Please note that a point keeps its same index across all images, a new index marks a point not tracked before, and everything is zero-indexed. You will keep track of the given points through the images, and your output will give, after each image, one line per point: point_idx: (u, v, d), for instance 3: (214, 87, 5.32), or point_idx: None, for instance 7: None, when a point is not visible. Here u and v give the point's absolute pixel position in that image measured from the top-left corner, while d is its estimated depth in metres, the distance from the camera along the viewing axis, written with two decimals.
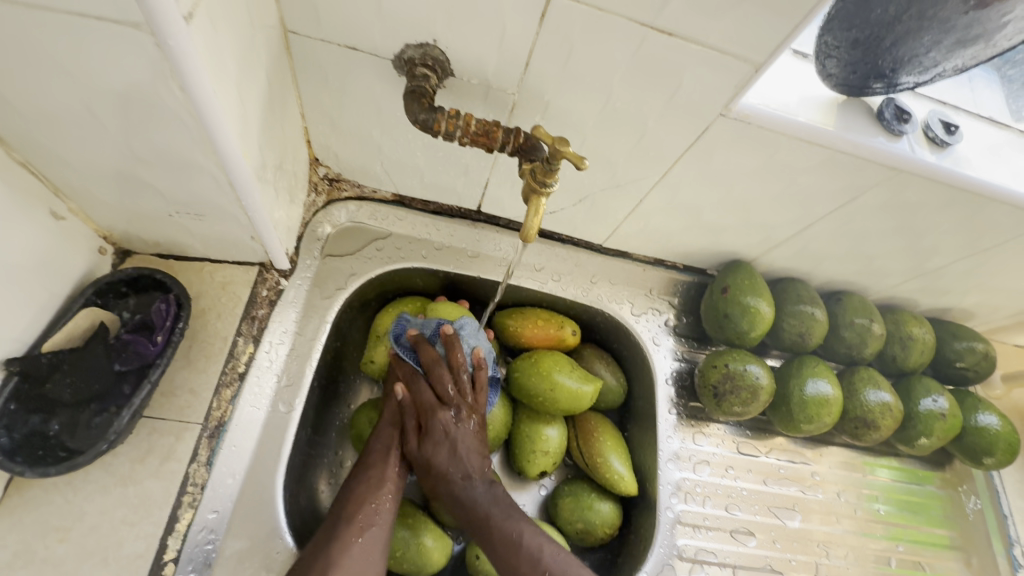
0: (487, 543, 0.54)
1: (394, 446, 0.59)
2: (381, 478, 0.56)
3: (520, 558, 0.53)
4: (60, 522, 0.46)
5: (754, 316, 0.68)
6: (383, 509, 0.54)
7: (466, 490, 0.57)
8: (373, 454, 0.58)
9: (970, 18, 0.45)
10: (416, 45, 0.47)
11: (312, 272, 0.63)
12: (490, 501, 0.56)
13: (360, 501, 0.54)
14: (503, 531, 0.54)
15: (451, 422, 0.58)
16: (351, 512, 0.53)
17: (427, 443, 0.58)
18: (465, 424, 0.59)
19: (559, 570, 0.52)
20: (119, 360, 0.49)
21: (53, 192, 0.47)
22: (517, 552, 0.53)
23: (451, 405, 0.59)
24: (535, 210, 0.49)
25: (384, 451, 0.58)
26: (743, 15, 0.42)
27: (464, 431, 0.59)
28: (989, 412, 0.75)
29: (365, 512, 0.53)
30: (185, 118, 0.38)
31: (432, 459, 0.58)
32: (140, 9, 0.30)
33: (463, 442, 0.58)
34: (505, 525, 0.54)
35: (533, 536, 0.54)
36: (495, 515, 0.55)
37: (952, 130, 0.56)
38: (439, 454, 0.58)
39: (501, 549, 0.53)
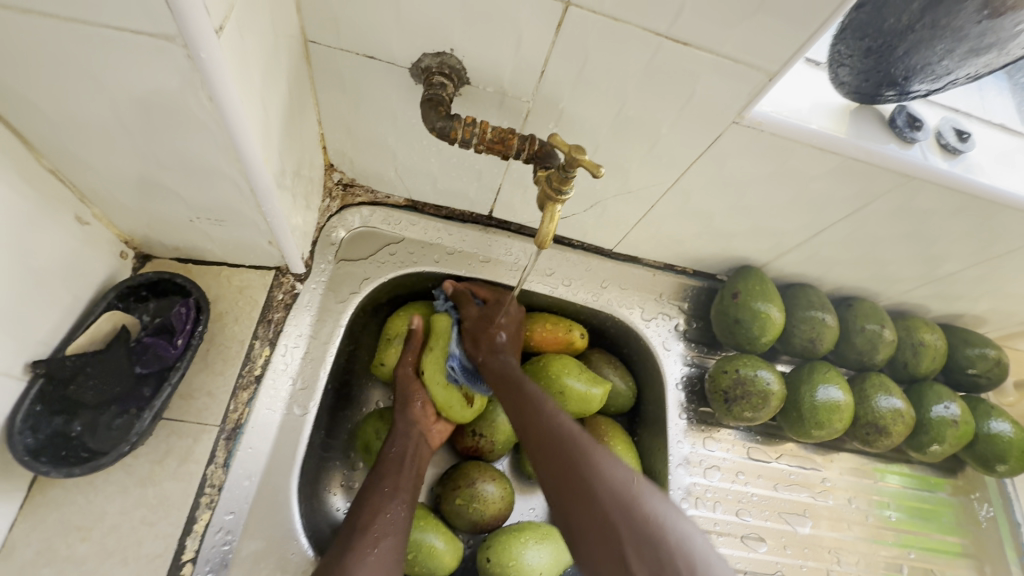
0: (538, 444, 0.55)
1: (407, 454, 0.60)
2: (396, 487, 0.57)
3: (573, 445, 0.53)
4: (81, 521, 0.47)
5: (764, 321, 0.68)
6: (398, 518, 0.55)
7: (502, 363, 0.62)
8: (387, 462, 0.59)
9: (983, 28, 0.45)
10: (434, 54, 0.48)
11: (326, 276, 0.64)
12: (523, 373, 0.61)
13: (375, 510, 0.54)
14: (531, 396, 0.58)
15: (512, 309, 0.66)
16: (366, 522, 0.53)
17: (489, 309, 0.65)
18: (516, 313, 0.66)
19: (609, 471, 0.51)
20: (140, 362, 0.50)
21: (79, 197, 0.48)
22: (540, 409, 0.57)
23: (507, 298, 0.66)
24: (550, 217, 0.49)
25: (398, 459, 0.59)
26: (758, 25, 0.42)
27: (514, 316, 0.66)
28: (1001, 419, 0.75)
29: (379, 522, 0.53)
30: (210, 126, 0.39)
31: (487, 327, 0.63)
32: (175, 23, 0.31)
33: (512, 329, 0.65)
34: (557, 415, 0.56)
35: (585, 439, 0.54)
36: (545, 405, 0.57)
37: (964, 137, 0.56)
38: (496, 328, 0.64)
39: (552, 441, 0.54)
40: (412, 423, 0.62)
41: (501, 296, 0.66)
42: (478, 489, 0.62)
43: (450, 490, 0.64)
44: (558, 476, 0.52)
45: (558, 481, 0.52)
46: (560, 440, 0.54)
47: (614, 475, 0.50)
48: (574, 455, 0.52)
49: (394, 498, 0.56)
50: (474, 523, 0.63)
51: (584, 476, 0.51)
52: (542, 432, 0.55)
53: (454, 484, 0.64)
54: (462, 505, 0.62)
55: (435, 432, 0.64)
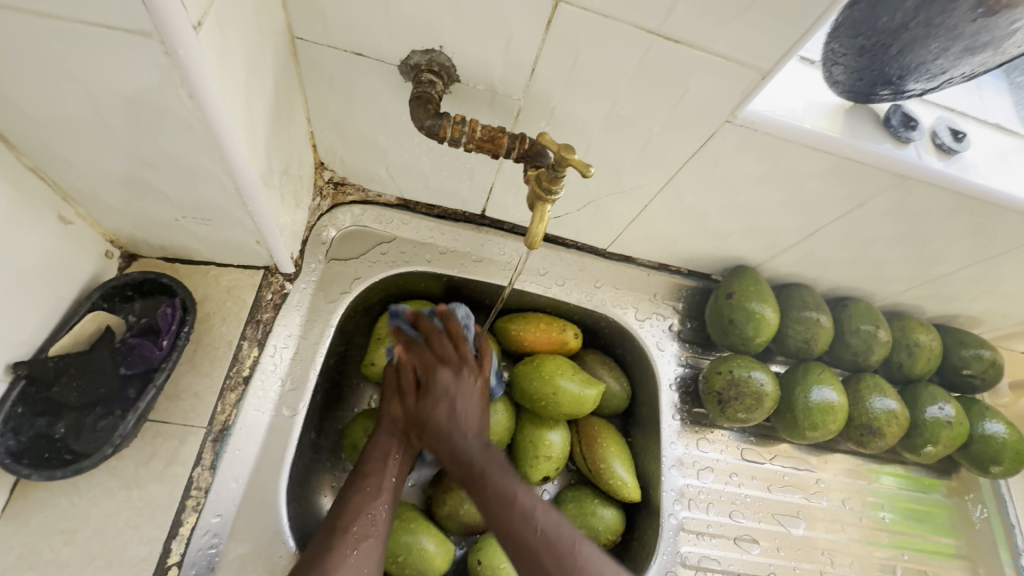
0: (514, 545, 0.49)
1: (391, 453, 0.58)
2: (378, 486, 0.56)
3: (555, 556, 0.48)
4: (65, 524, 0.46)
5: (758, 322, 0.68)
6: (379, 520, 0.54)
7: (463, 449, 0.56)
8: (370, 460, 0.57)
9: (979, 26, 0.45)
10: (423, 51, 0.47)
11: (316, 276, 0.64)
12: (488, 461, 0.55)
13: (357, 511, 0.53)
14: (495, 487, 0.53)
15: (451, 378, 0.60)
16: (347, 523, 0.52)
17: (427, 400, 0.59)
18: (462, 382, 0.60)
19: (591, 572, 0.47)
20: (125, 364, 0.50)
21: (61, 196, 0.47)
22: (508, 511, 0.51)
23: (451, 363, 0.61)
24: (540, 217, 0.49)
25: (382, 458, 0.58)
26: (751, 22, 0.41)
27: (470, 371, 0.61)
28: (996, 420, 0.75)
29: (360, 523, 0.53)
30: (192, 124, 0.38)
31: (428, 414, 0.59)
32: (151, 19, 0.31)
33: (464, 404, 0.59)
34: (532, 506, 0.51)
35: (569, 537, 0.49)
36: (522, 501, 0.51)
37: (960, 136, 0.56)
38: (438, 408, 0.58)
39: (529, 550, 0.48)
40: (397, 422, 0.60)
41: (436, 368, 0.60)
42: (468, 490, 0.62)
43: (441, 491, 0.63)
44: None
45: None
46: (537, 549, 0.48)
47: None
48: (555, 563, 0.47)
49: (376, 498, 0.55)
50: (465, 523, 0.63)
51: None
52: (517, 538, 0.49)
53: (445, 485, 0.63)
54: (453, 506, 0.62)
55: None
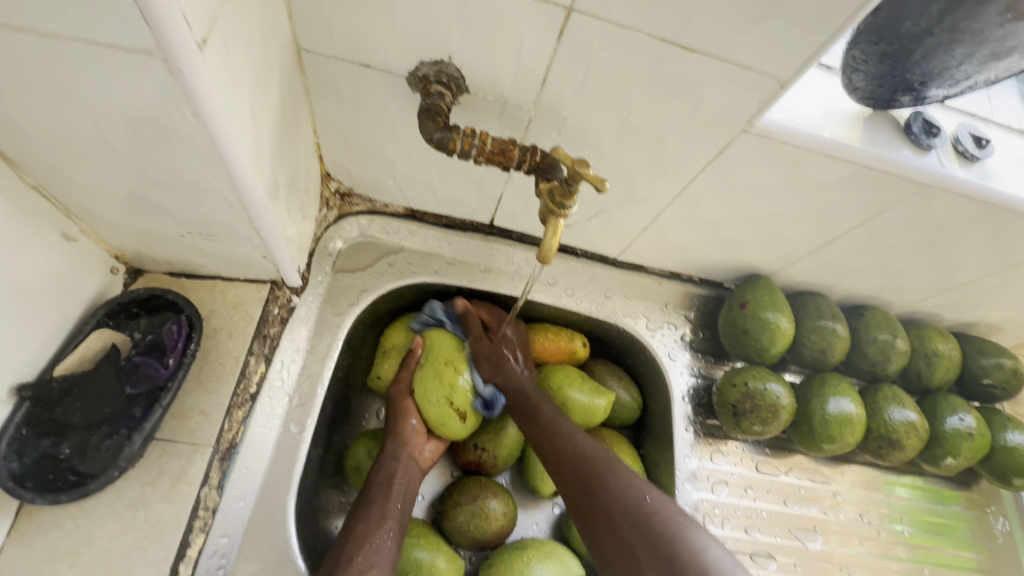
0: (556, 457, 0.57)
1: (396, 476, 0.57)
2: (382, 513, 0.54)
3: (592, 466, 0.55)
4: (70, 547, 0.46)
5: (773, 332, 0.66)
6: (384, 549, 0.52)
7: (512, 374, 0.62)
8: (375, 486, 0.56)
9: (1006, 31, 0.43)
10: (431, 62, 0.46)
11: (323, 288, 0.63)
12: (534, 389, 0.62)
13: (360, 541, 0.51)
14: (545, 414, 0.60)
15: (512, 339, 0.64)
16: (350, 554, 0.50)
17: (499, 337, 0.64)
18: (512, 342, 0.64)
19: (626, 485, 0.54)
20: (130, 383, 0.49)
21: (65, 214, 0.46)
22: (554, 429, 0.59)
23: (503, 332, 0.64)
24: (554, 231, 0.47)
25: (386, 483, 0.57)
26: (770, 31, 0.40)
27: (521, 339, 0.65)
28: (1018, 431, 0.73)
29: (364, 553, 0.50)
30: (197, 143, 0.37)
31: (493, 356, 0.62)
32: (153, 37, 0.30)
33: (519, 372, 0.62)
34: (585, 444, 0.57)
35: (604, 456, 0.56)
36: (564, 424, 0.59)
37: (983, 143, 0.54)
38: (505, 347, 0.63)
39: (574, 462, 0.56)
40: (401, 446, 0.59)
41: (503, 322, 0.65)
42: (478, 504, 0.61)
43: (451, 507, 0.62)
44: (580, 491, 0.55)
45: (575, 488, 0.55)
46: (577, 461, 0.56)
47: (629, 497, 0.52)
48: (594, 476, 0.55)
49: (378, 526, 0.53)
50: (476, 539, 0.61)
51: (602, 488, 0.54)
52: (563, 453, 0.57)
53: (454, 500, 0.62)
54: (466, 522, 0.61)
55: (426, 451, 0.62)
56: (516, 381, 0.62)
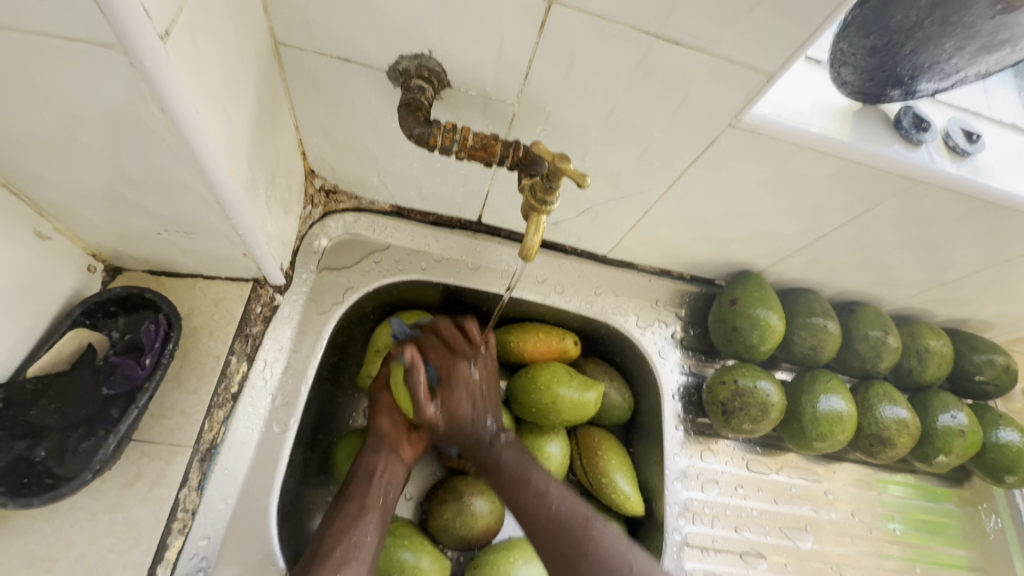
0: (527, 527, 0.53)
1: (376, 470, 0.57)
2: (361, 508, 0.54)
3: (565, 531, 0.51)
4: (46, 551, 0.45)
5: (763, 329, 0.66)
6: (362, 544, 0.52)
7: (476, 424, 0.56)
8: (354, 482, 0.56)
9: (996, 24, 0.43)
10: (411, 56, 0.45)
11: (308, 287, 0.62)
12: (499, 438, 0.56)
13: (339, 536, 0.52)
14: (512, 470, 0.55)
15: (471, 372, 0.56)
16: (327, 549, 0.51)
17: (452, 383, 0.55)
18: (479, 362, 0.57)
19: (608, 551, 0.50)
20: (107, 383, 0.48)
21: (36, 211, 0.45)
22: (525, 488, 0.53)
23: (467, 359, 0.56)
24: (536, 229, 0.47)
25: (367, 477, 0.56)
26: (755, 23, 0.39)
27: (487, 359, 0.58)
28: (1010, 428, 0.73)
29: (341, 549, 0.51)
30: (167, 139, 0.36)
31: (454, 407, 0.55)
32: (111, 30, 0.29)
33: (481, 422, 0.56)
34: (557, 504, 0.52)
35: (580, 513, 0.52)
36: (533, 480, 0.54)
37: (973, 138, 0.54)
38: (462, 382, 0.55)
39: (547, 531, 0.51)
40: (382, 440, 0.58)
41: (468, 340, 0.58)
42: (465, 503, 0.60)
43: (438, 505, 0.61)
44: (557, 557, 0.50)
45: (548, 554, 0.51)
46: (548, 532, 0.51)
47: (611, 563, 0.49)
48: (571, 543, 0.50)
49: (355, 522, 0.53)
50: (462, 538, 0.61)
51: (583, 557, 0.50)
52: (535, 524, 0.52)
53: (441, 499, 0.62)
54: (450, 520, 0.60)
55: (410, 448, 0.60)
56: (479, 428, 0.56)
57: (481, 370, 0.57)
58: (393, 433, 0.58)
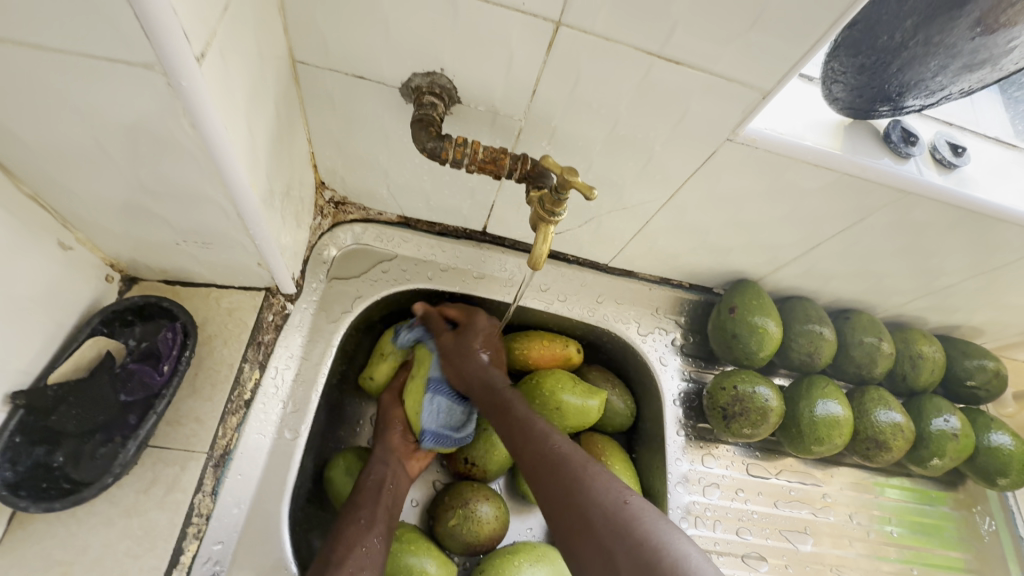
0: (511, 429, 0.56)
1: (386, 482, 0.58)
2: (372, 517, 0.55)
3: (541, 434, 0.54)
4: (63, 555, 0.45)
5: (762, 336, 0.67)
6: (373, 552, 0.52)
7: (460, 346, 0.62)
8: (362, 494, 0.56)
9: (976, 44, 0.45)
10: (424, 73, 0.48)
11: (318, 295, 0.63)
12: (477, 337, 0.62)
13: (351, 544, 0.52)
14: (476, 366, 0.61)
15: (478, 324, 0.63)
16: (340, 557, 0.51)
17: (467, 335, 0.62)
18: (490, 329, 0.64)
19: (604, 484, 0.48)
20: (125, 390, 0.49)
21: (61, 222, 0.47)
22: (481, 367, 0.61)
23: (475, 315, 0.64)
24: (544, 238, 0.49)
25: (376, 487, 0.57)
26: (752, 44, 0.42)
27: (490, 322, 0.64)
28: (1002, 432, 0.74)
29: (354, 556, 0.51)
30: (195, 153, 0.38)
31: (467, 351, 0.61)
32: (153, 51, 0.31)
33: (488, 372, 0.61)
34: (549, 432, 0.54)
35: (574, 458, 0.50)
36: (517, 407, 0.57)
37: (959, 151, 0.56)
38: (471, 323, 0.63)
39: (543, 468, 0.51)
40: (390, 450, 0.61)
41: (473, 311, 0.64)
42: (471, 509, 0.61)
43: (443, 511, 0.62)
44: (549, 492, 0.49)
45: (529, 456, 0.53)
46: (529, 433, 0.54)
47: (555, 439, 0.53)
48: (563, 479, 0.49)
49: (365, 531, 0.53)
50: (468, 544, 0.61)
51: (575, 486, 0.48)
52: (532, 457, 0.53)
53: (447, 504, 0.62)
54: (456, 527, 0.61)
55: (414, 460, 0.62)
56: (487, 380, 0.61)
57: (488, 346, 0.63)
58: (400, 444, 0.61)
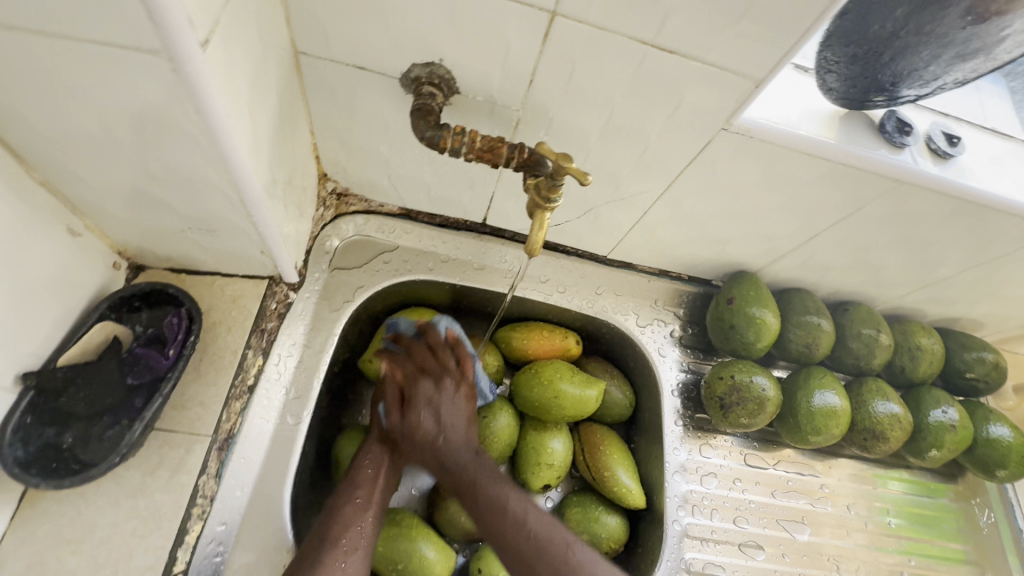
0: (504, 544, 0.51)
1: (384, 463, 0.58)
2: (368, 498, 0.55)
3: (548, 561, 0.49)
4: (73, 534, 0.47)
5: (759, 326, 0.68)
6: (367, 532, 0.53)
7: (411, 422, 0.58)
8: (361, 470, 0.57)
9: (969, 33, 0.45)
10: (423, 64, 0.48)
11: (320, 285, 0.64)
12: (431, 406, 0.58)
13: (346, 524, 0.53)
14: (423, 436, 0.57)
15: (434, 390, 0.59)
16: (336, 536, 0.51)
17: (413, 415, 0.58)
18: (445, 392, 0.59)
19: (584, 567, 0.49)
20: (132, 373, 0.51)
21: (70, 209, 0.48)
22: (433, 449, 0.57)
23: (435, 375, 0.60)
24: (539, 225, 0.50)
25: (374, 469, 0.57)
26: (743, 33, 0.42)
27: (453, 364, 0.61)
28: (1001, 424, 0.74)
29: (349, 536, 0.52)
30: (199, 140, 0.39)
31: (416, 430, 0.57)
32: (159, 38, 0.32)
33: (454, 445, 0.57)
34: (523, 511, 0.52)
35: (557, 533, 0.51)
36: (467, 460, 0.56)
37: (954, 141, 0.57)
38: (427, 383, 0.59)
39: (519, 553, 0.50)
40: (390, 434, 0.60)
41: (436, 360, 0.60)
42: None
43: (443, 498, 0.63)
44: (521, 563, 0.50)
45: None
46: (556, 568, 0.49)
47: (525, 513, 0.52)
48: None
49: (360, 509, 0.54)
50: (466, 530, 0.62)
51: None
52: (506, 543, 0.51)
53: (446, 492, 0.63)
54: (455, 513, 0.62)
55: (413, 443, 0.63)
56: (453, 457, 0.56)
57: (449, 391, 0.59)
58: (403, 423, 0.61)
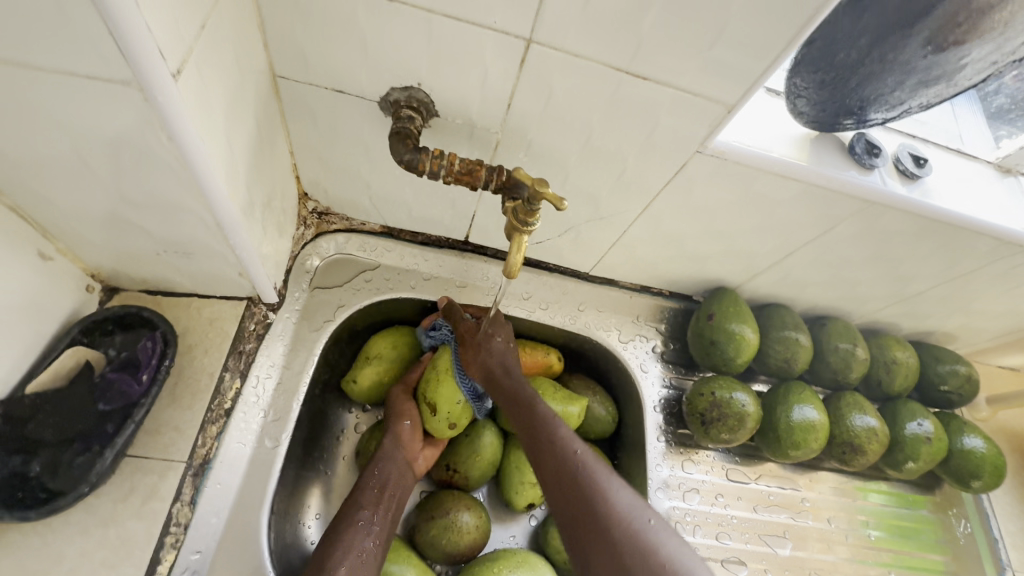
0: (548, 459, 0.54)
1: (390, 479, 0.60)
2: (370, 520, 0.56)
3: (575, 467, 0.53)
4: (39, 566, 0.45)
5: (739, 342, 0.69)
6: (366, 555, 0.53)
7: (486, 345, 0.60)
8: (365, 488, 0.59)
9: (929, 62, 0.47)
10: (401, 88, 0.49)
11: (300, 305, 0.64)
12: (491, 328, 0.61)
13: (345, 545, 0.53)
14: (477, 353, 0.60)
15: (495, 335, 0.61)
16: (335, 563, 0.51)
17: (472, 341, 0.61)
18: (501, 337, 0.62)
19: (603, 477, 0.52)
20: (103, 399, 0.50)
21: (41, 233, 0.47)
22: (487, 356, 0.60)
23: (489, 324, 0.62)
24: (517, 247, 0.50)
25: (379, 486, 0.59)
26: (715, 60, 0.43)
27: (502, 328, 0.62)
28: (975, 436, 0.76)
29: (349, 561, 0.52)
30: (174, 166, 0.39)
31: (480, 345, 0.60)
32: (129, 67, 0.32)
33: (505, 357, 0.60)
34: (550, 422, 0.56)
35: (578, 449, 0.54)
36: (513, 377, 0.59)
37: (921, 162, 0.58)
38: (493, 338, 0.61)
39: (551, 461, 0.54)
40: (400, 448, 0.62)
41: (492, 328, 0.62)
42: (451, 518, 0.61)
43: (425, 520, 0.62)
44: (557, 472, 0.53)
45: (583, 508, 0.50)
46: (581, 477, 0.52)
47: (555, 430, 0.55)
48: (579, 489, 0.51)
49: (366, 525, 0.56)
50: (448, 554, 0.61)
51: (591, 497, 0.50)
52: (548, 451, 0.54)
53: (429, 514, 0.62)
54: (437, 536, 0.61)
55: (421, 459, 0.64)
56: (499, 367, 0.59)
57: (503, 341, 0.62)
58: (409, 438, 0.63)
